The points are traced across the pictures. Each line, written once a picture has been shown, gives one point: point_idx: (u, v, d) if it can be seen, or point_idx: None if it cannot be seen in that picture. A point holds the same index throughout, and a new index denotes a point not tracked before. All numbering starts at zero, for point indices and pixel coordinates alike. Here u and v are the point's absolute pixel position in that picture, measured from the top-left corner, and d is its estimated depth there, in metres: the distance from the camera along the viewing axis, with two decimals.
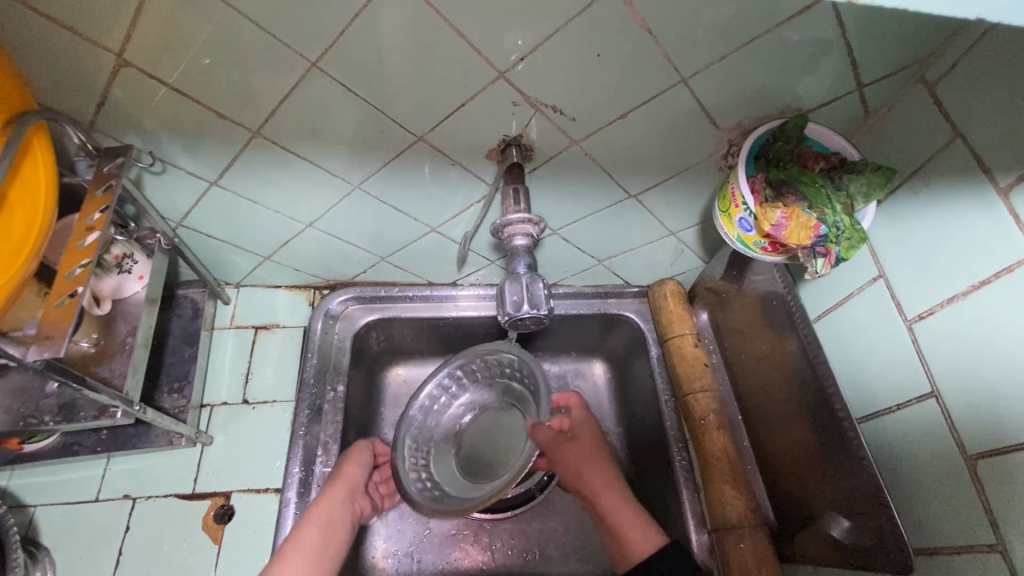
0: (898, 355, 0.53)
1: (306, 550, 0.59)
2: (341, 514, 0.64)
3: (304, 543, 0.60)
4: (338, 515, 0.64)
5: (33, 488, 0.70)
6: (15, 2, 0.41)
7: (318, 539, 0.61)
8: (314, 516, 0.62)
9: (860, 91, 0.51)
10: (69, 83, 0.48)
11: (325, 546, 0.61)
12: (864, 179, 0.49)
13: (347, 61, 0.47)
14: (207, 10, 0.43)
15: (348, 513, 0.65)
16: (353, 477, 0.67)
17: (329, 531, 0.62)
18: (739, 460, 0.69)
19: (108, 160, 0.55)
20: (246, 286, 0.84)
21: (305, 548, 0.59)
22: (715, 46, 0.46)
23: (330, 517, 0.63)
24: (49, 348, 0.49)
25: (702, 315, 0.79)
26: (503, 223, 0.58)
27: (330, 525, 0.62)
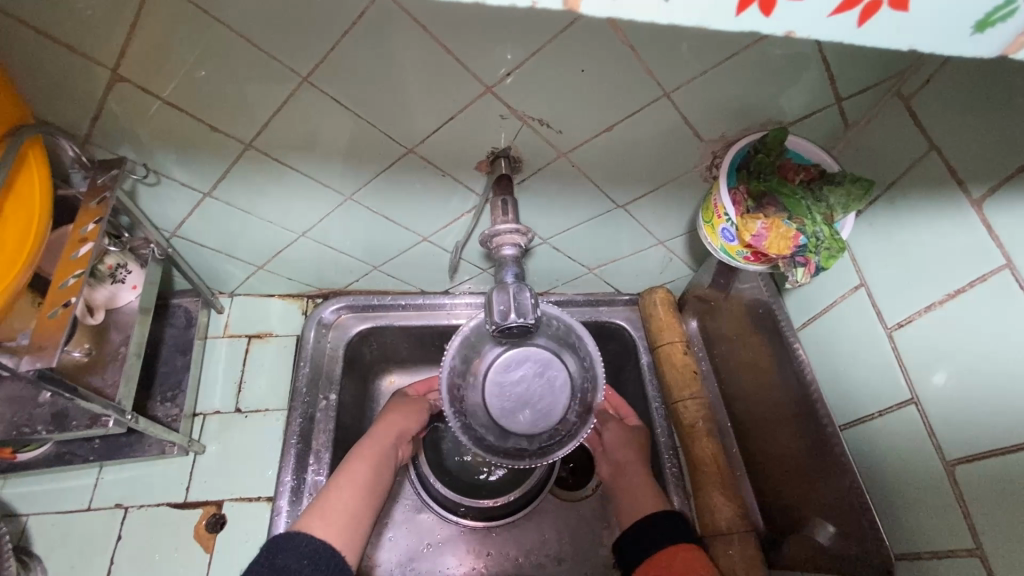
0: (881, 363, 0.54)
1: (357, 483, 0.60)
2: (386, 457, 0.65)
3: (354, 477, 0.61)
4: (383, 459, 0.64)
5: (24, 497, 0.70)
6: (11, 19, 0.42)
7: (369, 476, 0.61)
8: (362, 456, 0.63)
9: (840, 104, 0.52)
10: (65, 96, 0.49)
11: (372, 485, 0.61)
12: (842, 190, 0.50)
13: (337, 75, 0.48)
14: (200, 26, 0.43)
15: (391, 459, 0.65)
16: (399, 424, 0.68)
17: (377, 471, 0.63)
18: (730, 466, 0.68)
19: (102, 172, 0.56)
20: (239, 295, 0.85)
21: (358, 482, 0.60)
22: (697, 62, 0.47)
23: (377, 458, 0.64)
24: (41, 358, 0.49)
25: (691, 324, 0.77)
26: (491, 233, 0.58)
27: (378, 463, 0.63)
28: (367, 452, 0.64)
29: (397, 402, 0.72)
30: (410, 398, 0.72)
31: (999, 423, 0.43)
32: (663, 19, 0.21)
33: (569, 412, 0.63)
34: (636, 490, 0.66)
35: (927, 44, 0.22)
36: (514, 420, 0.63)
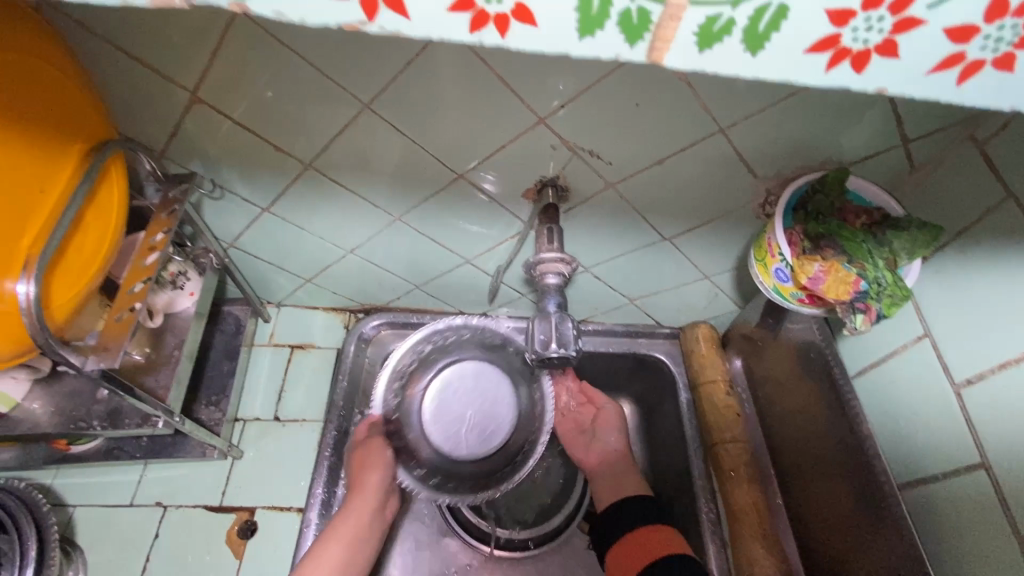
0: (948, 422, 0.50)
1: (327, 568, 0.60)
2: (362, 530, 0.64)
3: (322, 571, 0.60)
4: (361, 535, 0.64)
5: (73, 488, 0.73)
6: (105, 44, 0.45)
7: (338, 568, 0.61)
8: (332, 541, 0.62)
9: (906, 146, 0.50)
10: (148, 114, 0.53)
11: (346, 564, 0.62)
12: (908, 236, 0.48)
13: (395, 103, 0.50)
14: (273, 53, 0.46)
15: (372, 530, 0.65)
16: (371, 490, 0.66)
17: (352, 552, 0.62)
18: (770, 516, 0.66)
19: (173, 186, 0.59)
20: (286, 305, 0.87)
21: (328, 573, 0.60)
22: (755, 100, 0.46)
23: (354, 535, 0.63)
24: (105, 358, 0.52)
25: (736, 362, 0.76)
26: (535, 261, 0.58)
27: (351, 544, 0.63)
28: (337, 535, 0.62)
29: (363, 452, 0.69)
30: (372, 446, 0.69)
31: None
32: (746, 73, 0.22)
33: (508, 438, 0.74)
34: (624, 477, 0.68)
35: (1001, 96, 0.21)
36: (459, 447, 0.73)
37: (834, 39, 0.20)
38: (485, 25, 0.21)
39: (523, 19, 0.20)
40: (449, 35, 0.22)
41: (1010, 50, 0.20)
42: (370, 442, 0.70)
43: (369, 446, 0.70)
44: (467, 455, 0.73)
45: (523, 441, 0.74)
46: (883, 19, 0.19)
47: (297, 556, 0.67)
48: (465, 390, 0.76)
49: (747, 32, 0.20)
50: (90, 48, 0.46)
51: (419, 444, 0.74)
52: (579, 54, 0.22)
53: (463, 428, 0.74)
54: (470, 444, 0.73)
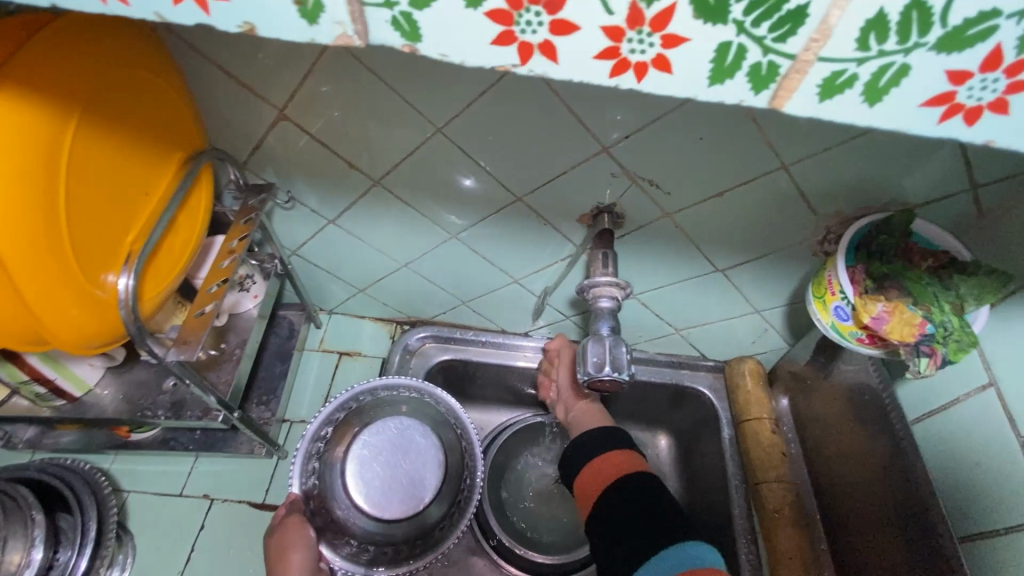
0: (1014, 478, 0.48)
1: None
2: None
3: None
4: None
5: (129, 474, 0.76)
6: (209, 62, 0.50)
7: None
8: None
9: (975, 191, 0.49)
10: (238, 129, 0.57)
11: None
12: (976, 282, 0.47)
13: (466, 127, 0.53)
14: (358, 77, 0.49)
15: None
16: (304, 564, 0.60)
17: None
18: (814, 564, 0.64)
19: (253, 195, 0.63)
20: (337, 313, 0.91)
21: None
22: (820, 138, 0.47)
23: None
24: (184, 351, 0.55)
25: (782, 401, 0.75)
26: (588, 284, 0.59)
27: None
28: None
29: (287, 525, 0.62)
30: (289, 521, 0.62)
31: None
32: (862, 121, 0.23)
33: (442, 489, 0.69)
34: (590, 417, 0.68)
35: None
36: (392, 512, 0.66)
37: (949, 95, 0.21)
38: (624, 70, 0.23)
39: (660, 67, 0.23)
40: (585, 78, 0.24)
41: None
42: (289, 522, 0.62)
43: (289, 526, 0.62)
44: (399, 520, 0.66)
45: (456, 489, 0.69)
46: (999, 78, 0.20)
47: None
48: (391, 448, 0.69)
49: (868, 85, 0.21)
50: (196, 67, 0.50)
51: (344, 518, 0.66)
52: (704, 98, 0.24)
53: (401, 489, 0.67)
54: (411, 502, 0.67)
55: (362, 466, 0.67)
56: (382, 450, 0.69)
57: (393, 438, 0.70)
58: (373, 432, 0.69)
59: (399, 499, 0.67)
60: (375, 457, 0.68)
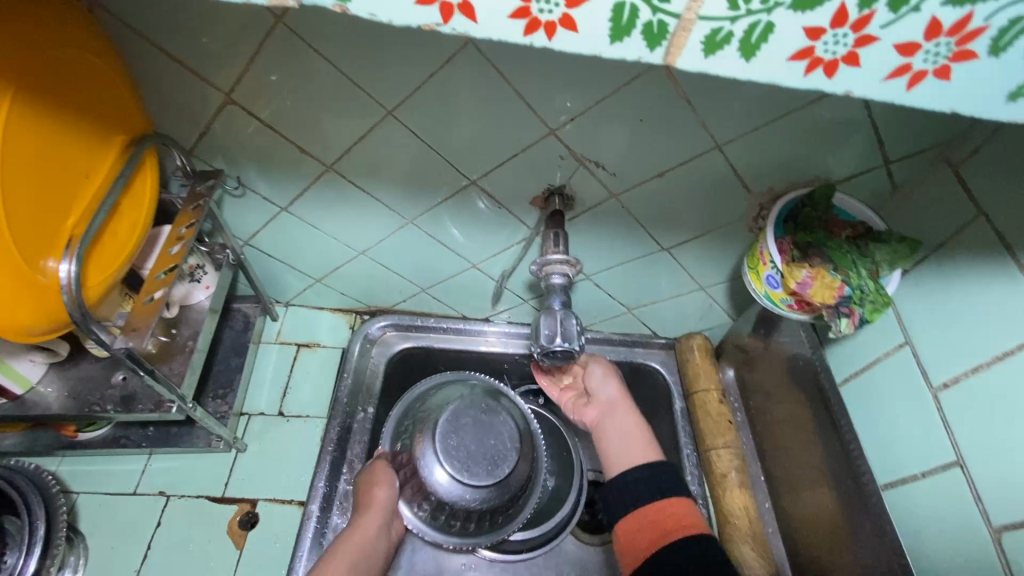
0: (925, 425, 0.53)
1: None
2: (371, 547, 0.64)
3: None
4: (366, 554, 0.63)
5: (78, 476, 0.74)
6: (143, 41, 0.48)
7: None
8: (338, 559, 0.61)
9: (887, 167, 0.54)
10: (181, 113, 0.56)
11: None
12: (888, 249, 0.52)
13: (417, 110, 0.54)
14: (306, 61, 0.49)
15: (378, 554, 0.65)
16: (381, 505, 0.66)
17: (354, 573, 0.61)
18: (760, 522, 0.68)
19: (200, 181, 0.62)
20: (293, 304, 0.90)
21: None
22: (749, 119, 0.50)
23: (357, 557, 0.62)
24: (133, 338, 0.54)
25: (727, 371, 0.79)
26: (541, 262, 0.62)
27: (355, 563, 0.62)
28: (344, 553, 0.62)
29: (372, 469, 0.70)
30: (377, 464, 0.70)
31: None
32: (742, 76, 0.25)
33: (518, 470, 0.69)
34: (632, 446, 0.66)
35: (927, 101, 0.25)
36: (470, 482, 0.67)
37: (809, 50, 0.24)
38: (536, 29, 0.24)
39: (568, 26, 0.24)
40: (504, 37, 0.25)
41: (946, 63, 0.23)
42: (377, 466, 0.70)
43: (378, 468, 0.70)
44: (474, 492, 0.67)
45: (529, 473, 0.71)
46: (847, 33, 0.23)
47: (298, 547, 0.68)
48: (477, 423, 0.69)
49: (741, 41, 0.24)
50: (129, 46, 0.49)
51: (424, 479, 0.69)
52: (610, 56, 0.26)
53: (481, 462, 0.68)
54: (490, 475, 0.67)
55: (447, 435, 0.68)
56: (467, 428, 0.69)
57: (478, 413, 0.70)
58: (460, 405, 0.70)
59: (478, 470, 0.67)
60: (461, 429, 0.69)
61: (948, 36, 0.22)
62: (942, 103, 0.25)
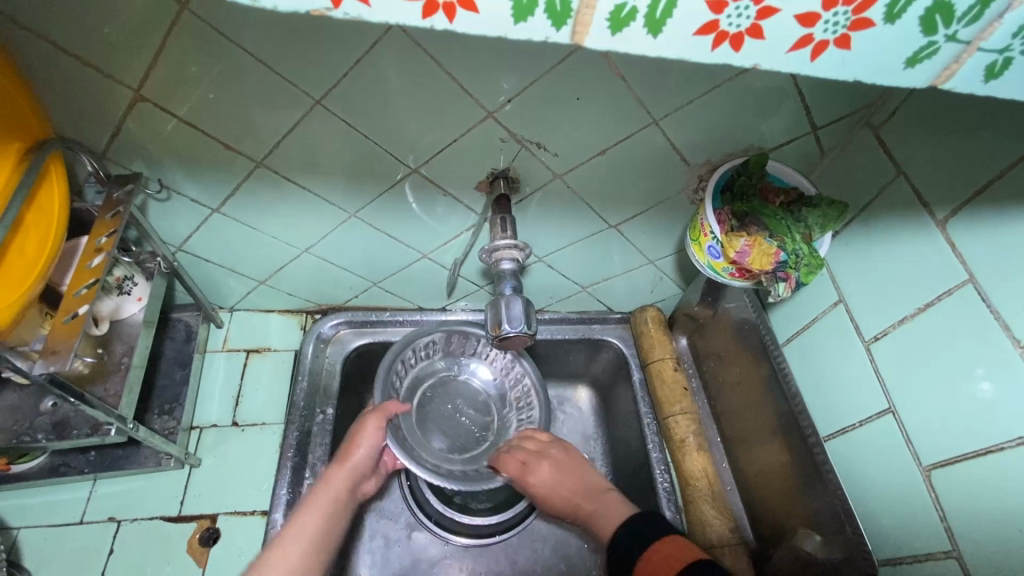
0: (861, 375, 0.56)
1: (307, 539, 0.55)
2: (340, 502, 0.60)
3: (303, 528, 0.56)
4: (336, 511, 0.60)
5: (16, 511, 0.69)
6: (30, 34, 0.44)
7: (317, 530, 0.57)
8: (312, 510, 0.58)
9: (816, 133, 0.56)
10: (86, 113, 0.51)
11: (325, 528, 0.58)
12: (819, 212, 0.54)
13: (348, 99, 0.51)
14: (220, 50, 0.46)
15: (348, 505, 0.61)
16: (373, 440, 0.64)
17: (328, 524, 0.58)
18: (719, 482, 0.70)
19: (117, 187, 0.58)
20: (239, 309, 0.86)
21: (304, 537, 0.56)
22: (683, 92, 0.51)
23: (331, 509, 0.59)
24: (54, 362, 0.51)
25: (681, 341, 0.82)
26: (490, 248, 0.62)
27: (329, 516, 0.59)
28: (317, 504, 0.59)
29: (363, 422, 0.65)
30: (365, 421, 0.65)
31: (972, 428, 0.46)
32: (652, 52, 0.25)
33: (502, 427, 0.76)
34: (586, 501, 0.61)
35: (831, 73, 0.26)
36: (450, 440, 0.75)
37: (714, 24, 0.24)
38: (435, 11, 0.24)
39: (468, 6, 0.23)
40: (402, 20, 0.24)
41: (846, 32, 0.24)
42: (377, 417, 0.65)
43: (376, 415, 0.65)
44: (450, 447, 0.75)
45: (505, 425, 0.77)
46: (748, 5, 0.23)
47: None
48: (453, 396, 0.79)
49: (647, 17, 0.24)
50: (13, 40, 0.44)
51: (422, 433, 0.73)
52: (519, 36, 0.25)
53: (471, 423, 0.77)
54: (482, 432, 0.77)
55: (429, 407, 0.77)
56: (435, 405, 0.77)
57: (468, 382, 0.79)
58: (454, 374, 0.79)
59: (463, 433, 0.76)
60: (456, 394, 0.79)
61: (845, 5, 0.23)
62: (844, 74, 0.26)
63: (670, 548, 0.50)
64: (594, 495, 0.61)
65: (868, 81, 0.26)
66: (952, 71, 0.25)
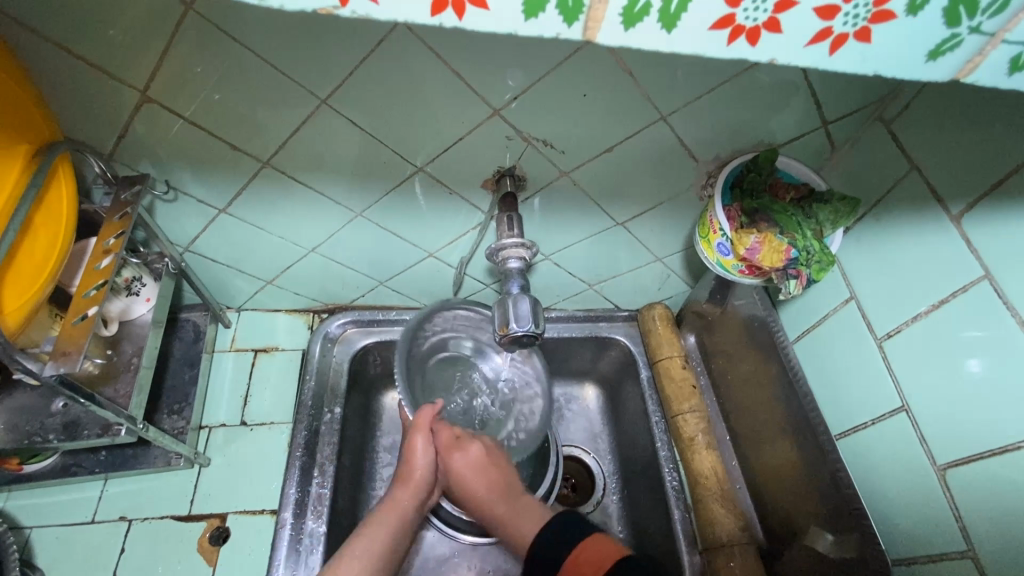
0: (873, 373, 0.56)
1: (371, 559, 0.56)
2: (410, 517, 0.61)
3: (368, 547, 0.57)
4: (404, 525, 0.60)
5: (29, 510, 0.70)
6: (36, 36, 0.44)
7: (384, 546, 0.58)
8: (382, 527, 0.59)
9: (826, 127, 0.55)
10: (93, 114, 0.51)
11: (393, 542, 0.59)
12: (830, 208, 0.54)
13: (353, 97, 0.51)
14: (225, 50, 0.46)
15: (415, 522, 0.62)
16: (428, 454, 0.63)
17: (400, 538, 0.59)
18: (728, 480, 0.70)
19: (125, 188, 0.58)
20: (247, 309, 0.87)
21: (371, 555, 0.57)
22: (691, 88, 0.50)
23: (399, 524, 0.60)
24: (65, 364, 0.52)
25: (689, 338, 0.80)
26: (497, 247, 0.61)
27: (399, 528, 0.60)
28: (389, 521, 0.59)
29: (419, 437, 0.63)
30: (415, 437, 0.63)
31: (987, 427, 0.45)
32: (666, 48, 0.25)
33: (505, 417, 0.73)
34: (511, 510, 0.60)
35: (849, 67, 0.25)
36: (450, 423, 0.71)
37: (730, 17, 0.23)
38: (444, 8, 0.23)
39: (477, 4, 0.23)
40: (410, 17, 0.24)
41: (867, 25, 0.23)
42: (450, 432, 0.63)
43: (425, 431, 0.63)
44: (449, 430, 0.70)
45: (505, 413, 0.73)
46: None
47: (274, 558, 0.66)
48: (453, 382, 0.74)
49: (661, 12, 0.23)
50: (19, 42, 0.44)
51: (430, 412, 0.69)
52: (528, 33, 0.25)
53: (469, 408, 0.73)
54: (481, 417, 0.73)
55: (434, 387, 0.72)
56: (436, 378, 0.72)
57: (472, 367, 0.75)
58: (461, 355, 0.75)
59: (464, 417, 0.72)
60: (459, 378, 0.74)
61: None
62: (862, 68, 0.25)
63: (593, 548, 0.53)
64: (511, 497, 0.60)
65: (885, 75, 0.26)
66: (974, 64, 0.25)
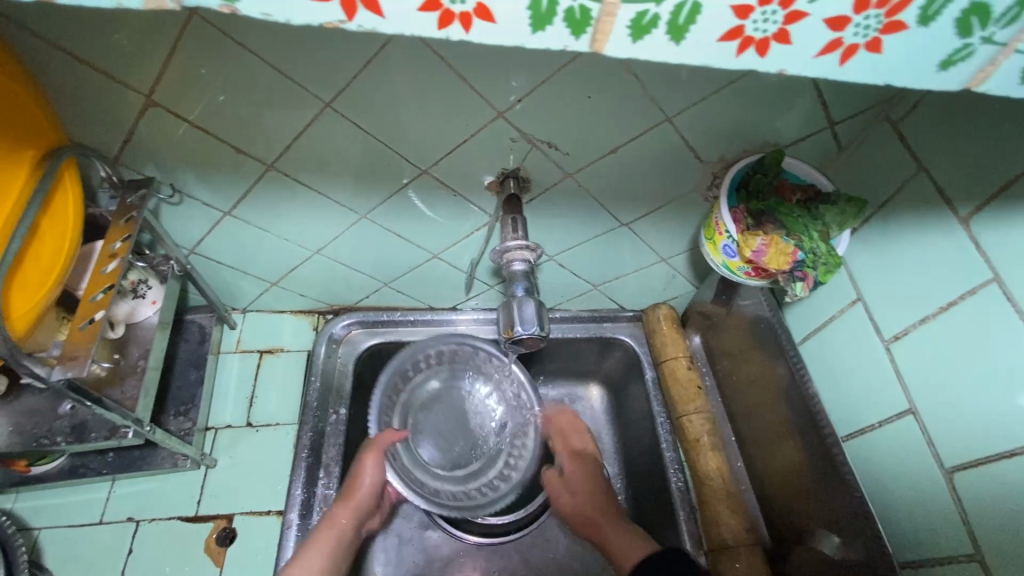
0: (880, 375, 0.55)
1: (311, 570, 0.61)
2: (346, 538, 0.65)
3: (310, 560, 0.61)
4: (341, 546, 0.64)
5: (37, 511, 0.70)
6: (41, 42, 0.44)
7: (322, 563, 0.62)
8: (317, 544, 0.63)
9: (833, 128, 0.55)
10: (98, 118, 0.51)
11: (334, 555, 0.63)
12: (837, 210, 0.53)
13: (358, 100, 0.51)
14: (230, 55, 0.46)
15: (353, 540, 0.66)
16: (376, 475, 0.68)
17: (335, 558, 0.63)
18: (734, 482, 0.69)
19: (130, 192, 0.58)
20: (252, 310, 0.87)
21: (310, 569, 0.61)
22: (696, 89, 0.50)
23: (336, 540, 0.64)
24: (72, 368, 0.52)
25: (694, 338, 0.80)
26: (501, 249, 0.61)
27: (335, 546, 0.64)
28: (322, 539, 0.64)
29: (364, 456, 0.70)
30: (363, 459, 0.69)
31: (996, 430, 0.45)
32: (675, 60, 0.25)
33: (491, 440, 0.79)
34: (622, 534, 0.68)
35: (859, 76, 0.25)
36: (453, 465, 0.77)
37: (739, 28, 0.23)
38: (449, 20, 0.23)
39: (482, 16, 0.23)
40: (414, 29, 0.24)
41: (877, 35, 0.23)
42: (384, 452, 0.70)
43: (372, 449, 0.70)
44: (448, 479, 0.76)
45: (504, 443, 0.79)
46: (776, 9, 0.22)
47: (281, 559, 0.66)
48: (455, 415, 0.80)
49: (670, 24, 0.23)
50: (25, 48, 0.44)
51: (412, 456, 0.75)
52: (533, 45, 0.25)
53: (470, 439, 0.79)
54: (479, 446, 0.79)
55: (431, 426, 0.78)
56: (434, 416, 0.79)
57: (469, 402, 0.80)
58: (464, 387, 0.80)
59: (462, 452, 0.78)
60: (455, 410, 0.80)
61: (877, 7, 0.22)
62: (871, 77, 0.25)
63: None
64: (610, 519, 0.70)
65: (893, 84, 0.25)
66: (987, 74, 0.24)
